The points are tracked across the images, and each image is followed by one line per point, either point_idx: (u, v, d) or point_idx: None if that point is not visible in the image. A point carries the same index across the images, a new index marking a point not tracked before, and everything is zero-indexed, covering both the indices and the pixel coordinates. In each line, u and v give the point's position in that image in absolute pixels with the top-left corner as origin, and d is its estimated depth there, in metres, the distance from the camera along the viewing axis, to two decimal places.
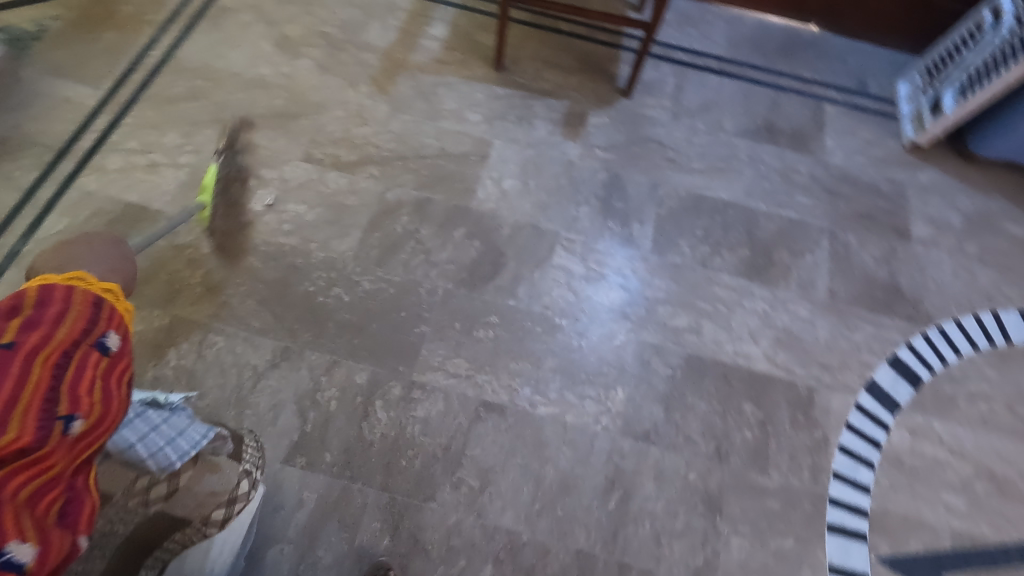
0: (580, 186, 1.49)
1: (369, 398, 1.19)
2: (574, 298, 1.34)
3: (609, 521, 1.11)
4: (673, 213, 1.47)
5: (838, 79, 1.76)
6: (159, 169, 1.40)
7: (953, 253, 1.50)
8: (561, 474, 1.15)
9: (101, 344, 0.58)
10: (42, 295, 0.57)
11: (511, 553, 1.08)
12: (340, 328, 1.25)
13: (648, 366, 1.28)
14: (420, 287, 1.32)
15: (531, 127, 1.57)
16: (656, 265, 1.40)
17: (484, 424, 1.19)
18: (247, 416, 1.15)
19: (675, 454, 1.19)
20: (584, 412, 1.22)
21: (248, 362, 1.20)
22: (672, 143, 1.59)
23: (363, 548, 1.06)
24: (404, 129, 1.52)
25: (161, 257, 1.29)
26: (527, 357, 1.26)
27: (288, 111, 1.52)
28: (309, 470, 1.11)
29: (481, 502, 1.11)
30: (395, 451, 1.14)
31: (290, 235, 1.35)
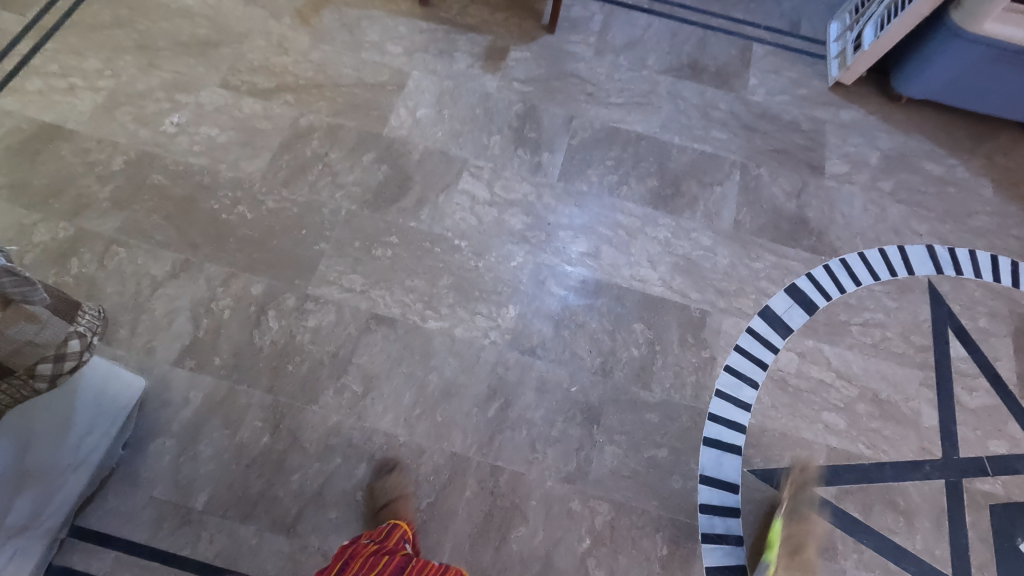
0: (495, 116, 1.50)
1: (262, 307, 1.22)
2: (476, 221, 1.36)
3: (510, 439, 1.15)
4: (585, 144, 1.48)
5: (771, 19, 1.75)
6: (77, 92, 1.43)
7: (867, 188, 1.50)
8: (444, 383, 1.19)
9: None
10: None
11: (386, 453, 1.12)
12: (240, 244, 1.28)
13: (543, 287, 1.30)
14: (323, 207, 1.34)
15: (452, 60, 1.57)
16: (562, 193, 1.42)
17: (373, 334, 1.22)
18: (143, 321, 1.19)
19: (560, 368, 1.22)
20: (474, 327, 1.25)
21: (147, 272, 1.24)
22: (593, 78, 1.59)
23: (243, 443, 1.10)
24: (324, 59, 1.53)
25: (72, 173, 1.32)
26: (423, 275, 1.29)
27: (209, 40, 1.53)
28: (198, 371, 1.15)
29: (363, 405, 1.15)
30: (283, 356, 1.18)
31: (200, 156, 1.37)
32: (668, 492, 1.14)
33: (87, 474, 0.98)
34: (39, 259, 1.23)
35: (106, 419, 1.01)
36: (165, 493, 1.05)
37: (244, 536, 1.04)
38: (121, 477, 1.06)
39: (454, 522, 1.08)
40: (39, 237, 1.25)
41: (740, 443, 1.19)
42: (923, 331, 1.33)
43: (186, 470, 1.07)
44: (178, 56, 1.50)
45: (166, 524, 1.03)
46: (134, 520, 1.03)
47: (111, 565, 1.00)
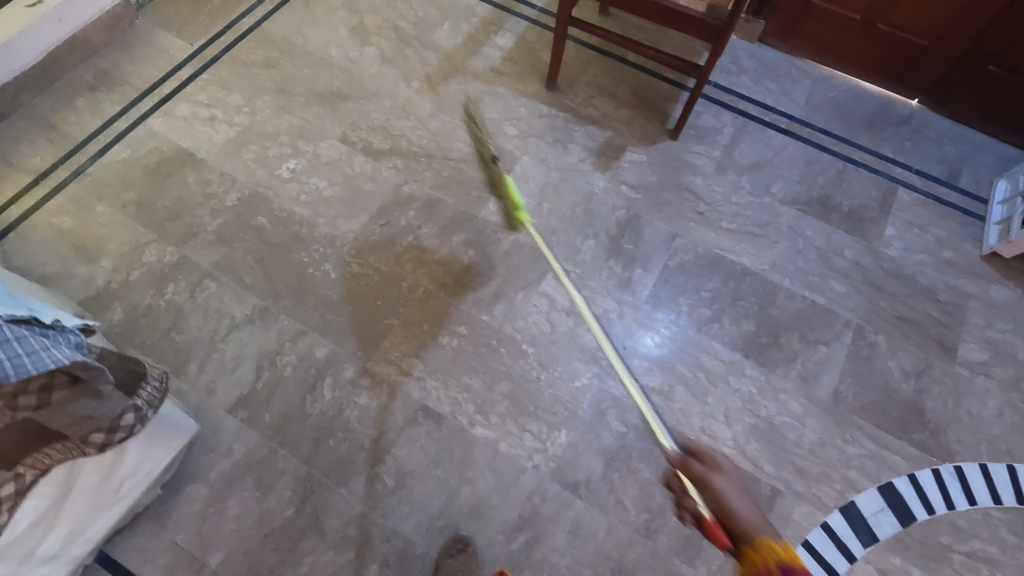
0: (595, 219, 1.44)
1: (321, 372, 1.23)
2: (549, 329, 1.30)
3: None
4: (682, 267, 1.39)
5: (925, 164, 1.57)
6: (216, 123, 1.54)
7: (1006, 386, 1.28)
8: (476, 499, 1.13)
9: None
10: None
11: (400, 560, 1.08)
12: (317, 302, 1.31)
13: (602, 417, 1.22)
14: (403, 281, 1.34)
15: (564, 150, 1.54)
16: (645, 316, 1.33)
17: (418, 427, 1.19)
18: (212, 360, 1.24)
19: (600, 514, 1.13)
20: (520, 445, 1.18)
21: (228, 312, 1.29)
22: (706, 196, 1.49)
23: (268, 511, 1.10)
24: (441, 129, 1.56)
25: (191, 200, 1.42)
26: (483, 375, 1.25)
27: (341, 93, 1.61)
28: (247, 424, 1.18)
29: (390, 502, 1.12)
30: (327, 429, 1.18)
31: (304, 206, 1.43)
32: None
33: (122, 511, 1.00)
34: (143, 279, 1.32)
35: (151, 463, 1.02)
36: (185, 541, 1.07)
37: None
38: (152, 514, 1.09)
39: None
40: (147, 257, 1.34)
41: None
42: None
43: (210, 524, 1.09)
44: (310, 104, 1.58)
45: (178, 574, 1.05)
46: (152, 562, 1.05)
47: None
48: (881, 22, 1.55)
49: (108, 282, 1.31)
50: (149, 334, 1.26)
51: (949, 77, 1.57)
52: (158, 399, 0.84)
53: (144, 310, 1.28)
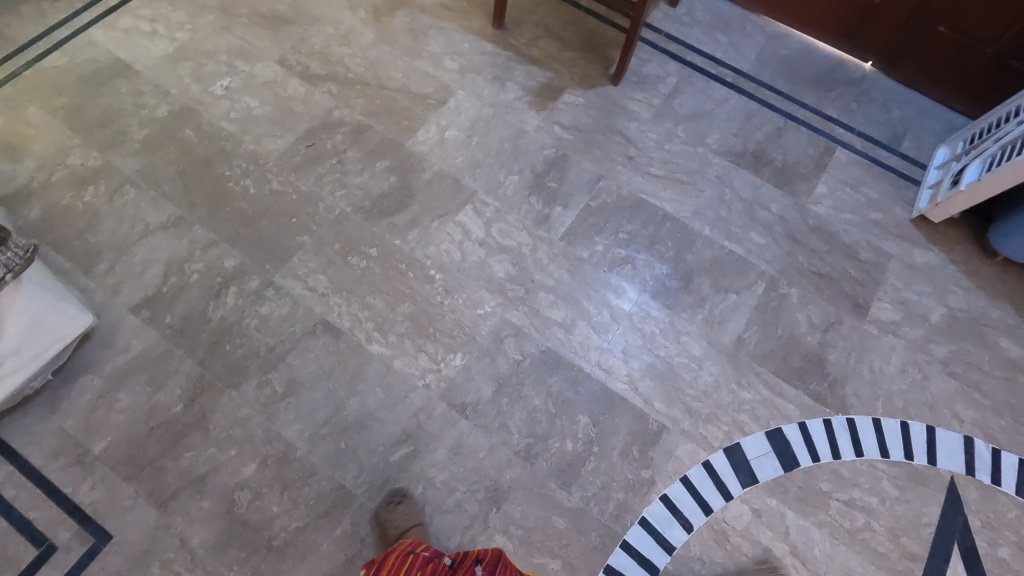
0: (522, 156, 1.44)
1: (227, 281, 1.25)
2: (459, 257, 1.31)
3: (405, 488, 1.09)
4: (603, 208, 1.38)
5: (867, 127, 1.54)
6: (156, 38, 1.54)
7: (913, 346, 1.27)
8: (362, 411, 1.15)
9: None
10: None
11: (278, 463, 1.09)
12: (232, 214, 1.32)
13: (499, 344, 1.22)
14: (320, 201, 1.35)
15: (501, 88, 1.53)
16: (558, 252, 1.33)
17: (315, 340, 1.20)
18: (122, 262, 1.25)
19: (483, 435, 1.14)
20: (414, 364, 1.19)
21: (143, 218, 1.30)
22: (639, 142, 1.48)
23: (156, 406, 1.12)
24: (380, 59, 1.55)
25: (121, 109, 1.42)
26: (387, 296, 1.26)
27: (285, 17, 1.59)
28: (147, 323, 1.20)
29: (277, 407, 1.14)
30: (225, 335, 1.19)
31: (233, 123, 1.43)
32: None
33: (5, 389, 1.03)
34: (63, 181, 1.33)
35: (38, 344, 1.05)
36: (72, 428, 1.10)
37: (122, 496, 1.06)
38: (43, 400, 1.11)
39: (313, 558, 1.03)
40: (71, 160, 1.35)
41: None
42: (919, 535, 1.11)
43: (98, 414, 1.11)
44: (252, 26, 1.57)
45: (61, 457, 1.07)
46: (37, 443, 1.08)
47: (1, 479, 1.05)
48: None
49: (29, 181, 1.32)
50: (64, 233, 1.27)
51: (900, 39, 1.54)
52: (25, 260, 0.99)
53: (61, 210, 1.29)
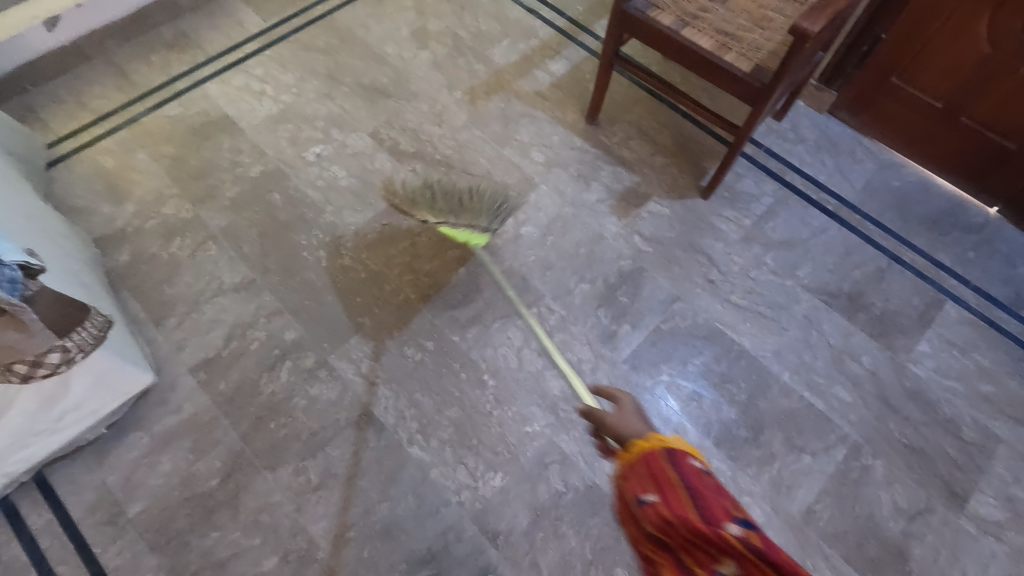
0: (597, 263, 1.38)
1: (283, 354, 1.25)
2: (515, 364, 1.26)
3: None
4: (674, 333, 1.30)
5: (985, 282, 1.39)
6: (263, 98, 1.61)
7: (1018, 557, 1.10)
8: (391, 519, 1.10)
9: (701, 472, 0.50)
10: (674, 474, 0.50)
11: (299, 561, 1.06)
12: (301, 285, 1.33)
13: (543, 469, 1.15)
14: (387, 283, 1.34)
15: (585, 187, 1.49)
16: (620, 375, 1.25)
17: (357, 432, 1.18)
18: (191, 318, 1.28)
19: (510, 570, 1.07)
20: (451, 476, 1.14)
21: (219, 277, 1.34)
22: (722, 264, 1.39)
23: (194, 476, 1.12)
24: (469, 142, 1.55)
25: (220, 164, 1.49)
26: (436, 395, 1.22)
27: (385, 90, 1.64)
28: (202, 386, 1.21)
29: (307, 499, 1.11)
30: (272, 411, 1.19)
31: (319, 191, 1.46)
32: None
33: (61, 440, 1.06)
34: (155, 229, 1.39)
35: (100, 402, 1.08)
36: (113, 484, 1.11)
37: (144, 566, 1.05)
38: (92, 450, 1.13)
39: None
40: (166, 210, 1.42)
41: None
42: None
43: (139, 474, 1.12)
44: (353, 95, 1.62)
45: (96, 514, 1.08)
46: (78, 495, 1.10)
47: (40, 525, 1.07)
48: (964, 116, 1.39)
49: (125, 225, 1.39)
50: (145, 282, 1.32)
51: None
52: (99, 342, 0.98)
53: (148, 258, 1.35)
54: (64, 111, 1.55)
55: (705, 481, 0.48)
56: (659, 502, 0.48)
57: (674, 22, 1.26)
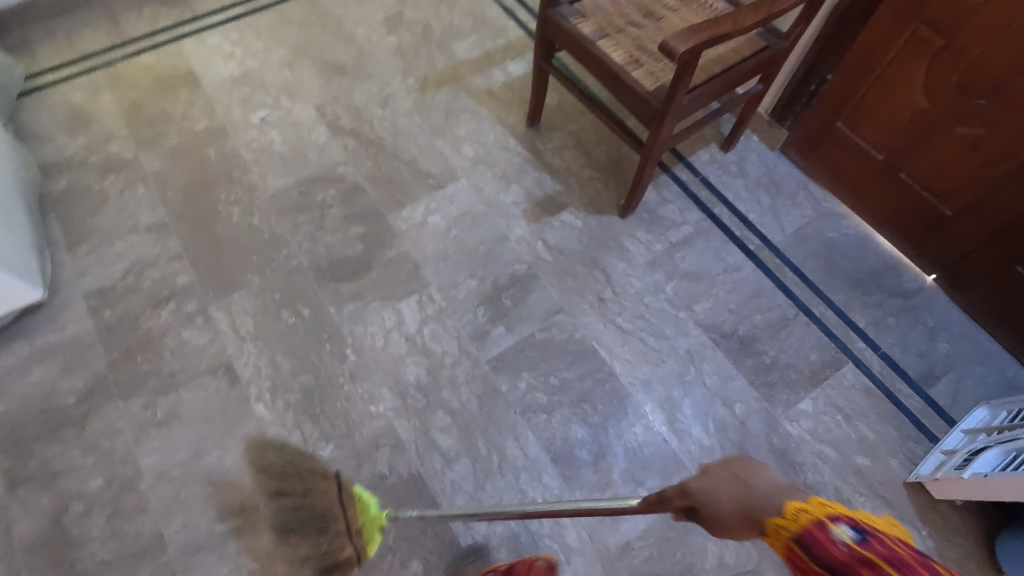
0: (492, 262, 1.38)
1: (169, 296, 1.31)
2: (381, 345, 1.27)
3: (214, 563, 1.06)
4: (547, 344, 1.28)
5: (897, 351, 1.29)
6: (230, 59, 1.69)
7: None
8: (217, 467, 1.14)
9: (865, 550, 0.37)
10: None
11: (121, 487, 1.11)
12: (206, 236, 1.39)
13: (374, 450, 1.16)
14: (285, 248, 1.38)
15: (505, 188, 1.49)
16: (480, 375, 1.24)
17: (213, 380, 1.22)
18: (99, 249, 1.37)
19: (312, 539, 1.08)
20: (285, 439, 1.17)
21: (136, 216, 1.42)
22: (619, 285, 1.36)
23: (55, 390, 1.20)
24: (406, 128, 1.58)
25: (171, 114, 1.58)
26: (296, 360, 1.25)
27: (343, 67, 1.68)
28: (89, 312, 1.29)
29: (147, 433, 1.16)
30: (142, 346, 1.25)
31: (251, 152, 1.52)
32: None
33: None
34: (95, 163, 1.49)
35: None
36: None
37: None
38: None
39: None
40: (110, 147, 1.52)
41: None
42: None
43: (9, 379, 1.20)
44: (312, 68, 1.67)
45: None
46: None
47: None
48: (904, 171, 1.30)
49: (71, 156, 1.50)
50: (72, 209, 1.42)
51: (970, 263, 1.28)
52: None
53: (81, 188, 1.45)
54: (53, 47, 1.69)
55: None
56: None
57: (595, 33, 1.24)
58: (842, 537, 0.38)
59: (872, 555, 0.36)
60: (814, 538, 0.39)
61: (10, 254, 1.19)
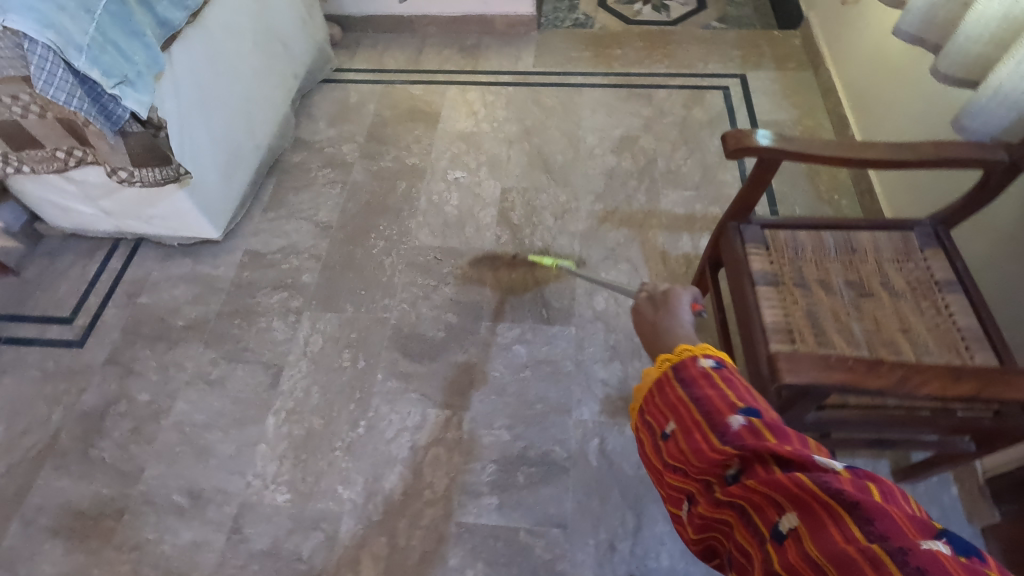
0: (537, 427, 1.25)
1: (288, 285, 1.49)
2: (390, 435, 1.25)
3: (150, 523, 1.17)
4: (523, 551, 1.11)
5: None
6: (472, 116, 1.84)
7: None
8: (210, 446, 1.26)
9: (713, 363, 0.67)
10: (729, 391, 0.61)
11: (152, 413, 1.30)
12: (346, 252, 1.54)
13: (312, 527, 1.15)
14: (389, 298, 1.46)
15: (605, 360, 1.33)
16: (442, 529, 1.13)
17: (262, 373, 1.35)
18: (279, 220, 1.62)
19: (215, 565, 1.12)
20: (265, 461, 1.23)
21: (319, 208, 1.64)
22: (643, 545, 1.10)
23: (177, 310, 1.46)
24: (561, 249, 1.52)
25: (400, 141, 1.79)
26: (324, 398, 1.31)
27: (551, 165, 1.70)
28: (236, 264, 1.53)
29: (196, 383, 1.34)
30: (244, 313, 1.45)
31: (428, 201, 1.64)
32: None
33: (148, 229, 1.50)
34: (326, 153, 1.77)
35: (178, 226, 1.48)
36: (149, 277, 1.52)
37: (108, 333, 1.42)
38: (165, 250, 1.57)
39: (78, 486, 1.21)
40: (343, 147, 1.78)
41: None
42: None
43: (163, 283, 1.51)
44: (526, 154, 1.73)
45: (128, 285, 1.51)
46: (136, 267, 1.54)
47: (109, 267, 1.54)
48: None
49: (316, 139, 1.80)
50: (287, 180, 1.71)
51: None
52: (152, 185, 1.26)
53: (303, 167, 1.73)
54: (368, 54, 2.05)
55: (718, 384, 0.63)
56: (677, 428, 0.62)
57: (765, 274, 1.01)
58: (704, 363, 0.66)
59: (715, 374, 0.65)
60: (687, 367, 0.67)
61: (213, 199, 1.47)
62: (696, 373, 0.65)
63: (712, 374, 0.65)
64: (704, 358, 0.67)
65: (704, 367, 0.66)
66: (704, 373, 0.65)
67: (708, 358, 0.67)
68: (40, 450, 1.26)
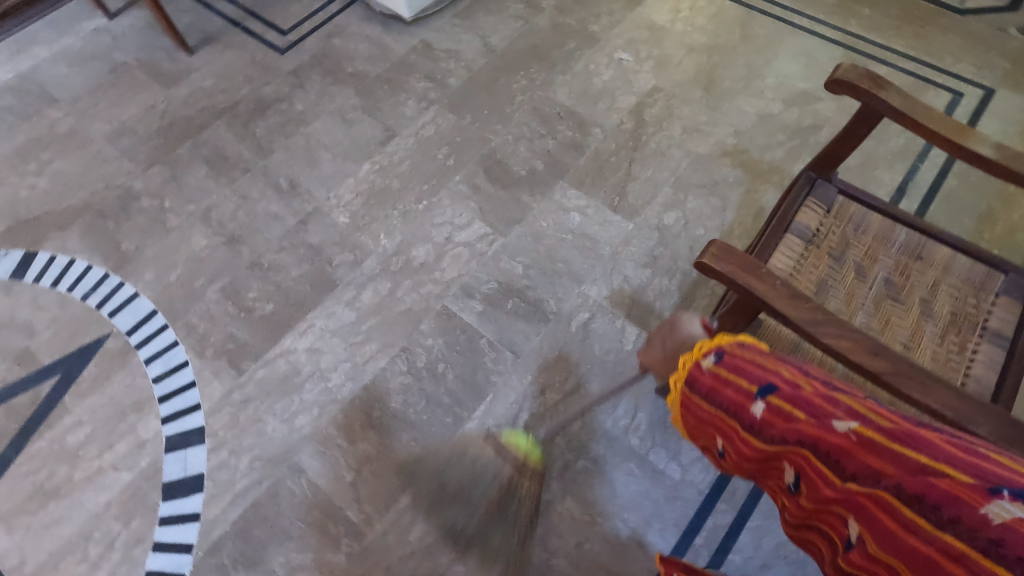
0: (547, 279, 1.36)
1: (435, 80, 1.70)
2: (437, 222, 1.45)
3: (258, 185, 1.53)
4: (475, 350, 1.28)
5: None
6: (673, 13, 1.80)
7: None
8: (320, 160, 1.57)
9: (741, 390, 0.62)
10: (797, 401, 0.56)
11: (298, 119, 1.64)
12: (492, 77, 1.70)
13: (349, 249, 1.42)
14: (502, 127, 1.60)
15: (640, 264, 1.37)
16: (430, 302, 1.34)
17: (379, 132, 1.61)
18: (459, 28, 1.80)
19: (280, 233, 1.45)
20: (347, 190, 1.51)
21: (494, 33, 1.79)
22: (566, 403, 1.21)
23: (352, 60, 1.75)
24: (669, 159, 1.52)
25: (594, 8, 1.83)
26: (410, 172, 1.54)
27: (714, 86, 1.64)
28: (409, 46, 1.77)
29: (334, 115, 1.65)
30: (393, 85, 1.69)
31: (583, 68, 1.70)
32: (142, 267, 1.42)
33: None
34: None
35: None
36: (347, 28, 1.82)
37: (301, 54, 1.77)
38: (368, 13, 1.85)
39: (232, 140, 1.61)
40: None
41: (117, 323, 1.33)
42: None
43: (353, 36, 1.80)
44: (698, 67, 1.68)
45: (332, 26, 1.83)
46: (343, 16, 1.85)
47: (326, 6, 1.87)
48: None
49: None
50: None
51: None
52: None
53: None
54: None
55: (731, 383, 0.61)
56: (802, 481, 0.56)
57: (805, 227, 0.96)
58: (709, 362, 0.65)
59: (722, 369, 0.63)
60: (696, 376, 0.65)
61: None
62: (709, 379, 0.64)
63: (720, 372, 0.63)
64: (707, 357, 0.66)
65: (709, 368, 0.64)
66: (713, 374, 0.63)
67: (710, 356, 0.66)
68: (224, 106, 1.67)
